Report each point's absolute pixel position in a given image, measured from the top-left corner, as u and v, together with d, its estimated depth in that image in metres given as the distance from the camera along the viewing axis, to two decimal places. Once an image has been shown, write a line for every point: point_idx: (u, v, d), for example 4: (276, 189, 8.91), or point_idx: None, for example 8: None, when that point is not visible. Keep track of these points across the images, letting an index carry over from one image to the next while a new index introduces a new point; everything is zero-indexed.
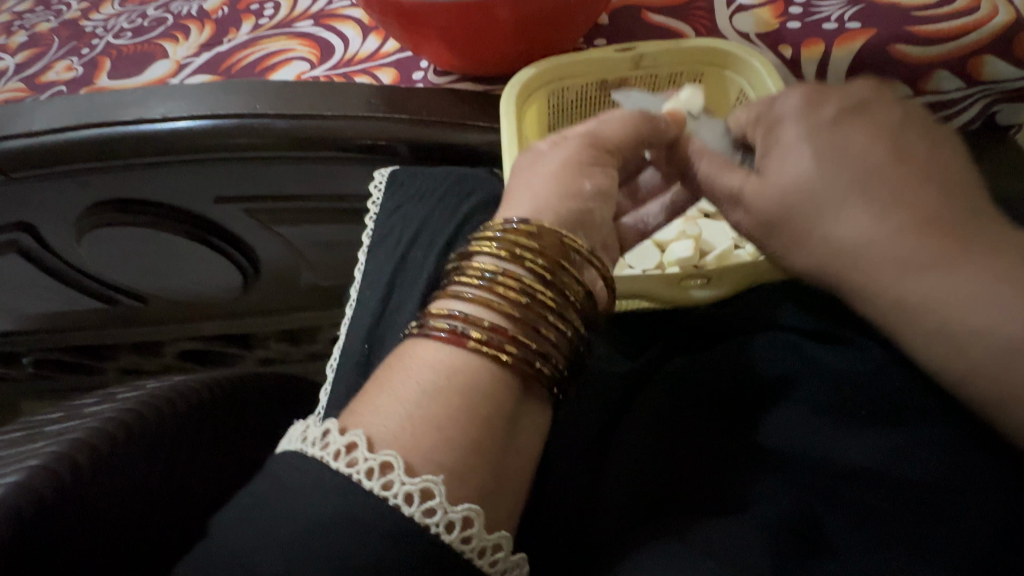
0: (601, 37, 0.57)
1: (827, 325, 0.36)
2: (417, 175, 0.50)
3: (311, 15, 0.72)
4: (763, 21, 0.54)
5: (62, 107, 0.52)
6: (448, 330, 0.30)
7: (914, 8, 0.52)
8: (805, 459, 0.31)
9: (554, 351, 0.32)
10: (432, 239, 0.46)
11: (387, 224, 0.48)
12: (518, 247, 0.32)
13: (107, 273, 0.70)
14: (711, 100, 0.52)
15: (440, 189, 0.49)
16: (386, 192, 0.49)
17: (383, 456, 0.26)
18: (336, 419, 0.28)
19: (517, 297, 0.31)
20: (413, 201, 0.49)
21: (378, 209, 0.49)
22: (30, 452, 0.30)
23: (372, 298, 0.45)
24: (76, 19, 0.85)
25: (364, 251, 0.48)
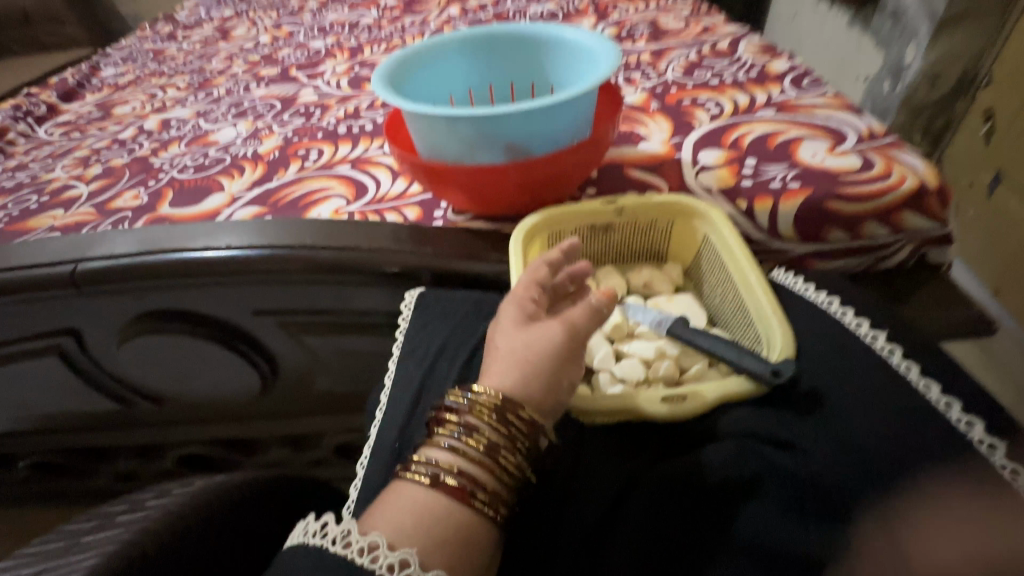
0: (592, 187, 0.70)
1: (779, 429, 0.42)
2: (440, 297, 0.58)
3: (349, 160, 0.87)
4: (722, 178, 0.67)
5: (138, 235, 0.62)
6: (427, 476, 0.37)
7: (841, 173, 0.64)
8: (773, 552, 0.36)
9: (505, 495, 0.39)
10: (454, 352, 0.53)
11: (414, 339, 0.55)
12: (484, 408, 0.40)
13: (134, 376, 0.75)
14: (684, 241, 0.62)
15: (461, 310, 0.56)
16: (414, 311, 0.57)
17: (401, 554, 0.33)
18: (356, 522, 0.35)
19: (483, 450, 0.39)
20: (437, 319, 0.56)
21: (407, 326, 0.57)
22: (72, 566, 0.36)
23: (401, 404, 0.51)
24: (146, 157, 1.01)
25: (395, 360, 0.55)
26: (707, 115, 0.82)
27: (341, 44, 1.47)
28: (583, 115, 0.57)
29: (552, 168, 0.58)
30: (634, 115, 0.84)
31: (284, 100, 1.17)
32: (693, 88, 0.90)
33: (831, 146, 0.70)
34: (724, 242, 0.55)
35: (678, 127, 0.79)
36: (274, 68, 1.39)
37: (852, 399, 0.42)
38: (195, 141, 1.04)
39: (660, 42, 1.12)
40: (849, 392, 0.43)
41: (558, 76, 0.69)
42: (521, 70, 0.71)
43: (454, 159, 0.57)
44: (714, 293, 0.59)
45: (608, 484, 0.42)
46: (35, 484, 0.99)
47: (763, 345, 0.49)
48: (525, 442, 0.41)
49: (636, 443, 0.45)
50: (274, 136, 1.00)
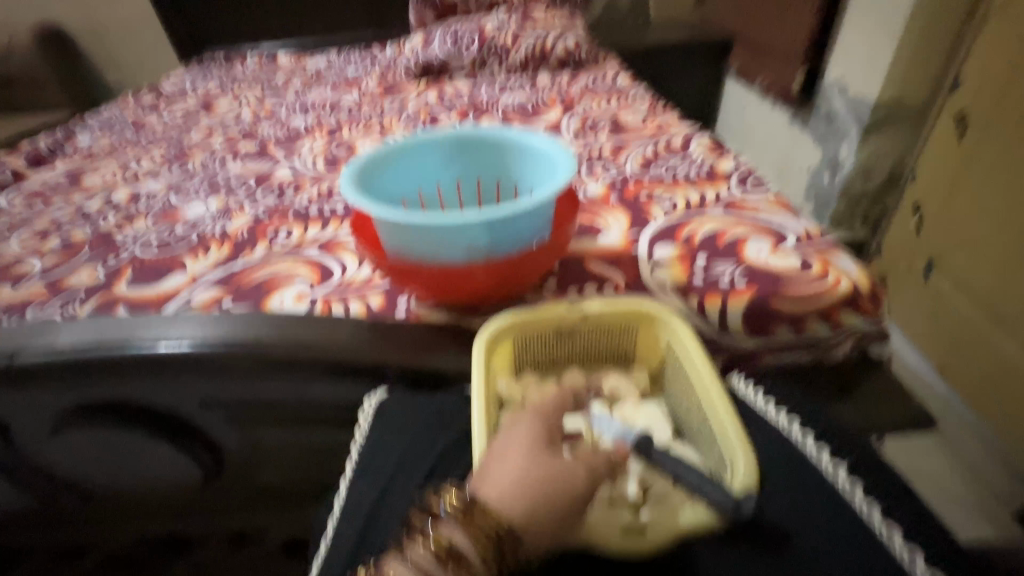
0: (553, 278, 0.72)
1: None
2: (399, 407, 0.60)
3: (318, 242, 0.88)
4: (675, 274, 0.71)
5: (88, 325, 0.60)
6: None
7: (784, 273, 0.69)
8: None
9: None
10: (409, 475, 0.56)
11: (371, 455, 0.58)
12: (483, 535, 0.38)
13: (64, 470, 0.70)
14: (648, 344, 0.61)
15: (419, 425, 0.59)
16: (371, 423, 0.59)
17: None
18: None
19: None
20: (394, 431, 0.58)
21: (364, 440, 0.59)
22: None
23: (353, 529, 0.53)
24: (110, 231, 1.00)
25: (349, 478, 0.57)
26: (662, 210, 0.87)
27: (320, 122, 1.54)
28: (543, 218, 0.60)
29: (513, 266, 0.61)
30: (595, 207, 0.89)
31: (259, 177, 1.20)
32: (649, 183, 0.97)
33: (774, 246, 0.75)
34: (685, 352, 0.55)
35: (635, 221, 0.84)
36: (253, 143, 1.44)
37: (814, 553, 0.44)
38: (163, 216, 1.04)
39: (620, 137, 1.22)
40: (806, 543, 0.45)
41: (521, 175, 0.73)
42: (487, 167, 0.75)
43: (416, 257, 0.59)
44: (679, 400, 0.58)
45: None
46: None
47: (726, 466, 0.48)
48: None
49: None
50: (244, 214, 1.01)
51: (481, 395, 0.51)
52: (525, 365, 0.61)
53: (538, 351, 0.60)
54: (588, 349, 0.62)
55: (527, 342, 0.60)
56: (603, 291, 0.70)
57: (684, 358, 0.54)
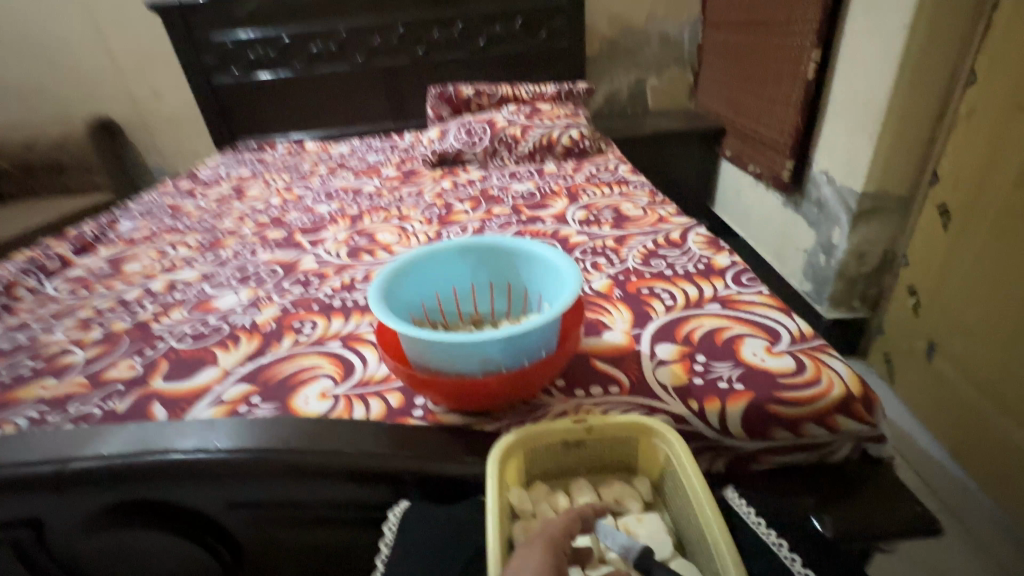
0: (560, 378, 0.77)
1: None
2: (421, 519, 0.61)
3: (340, 336, 0.95)
4: (677, 375, 0.76)
5: (131, 430, 0.65)
6: None
7: (779, 376, 0.73)
8: None
9: None
10: None
11: (394, 571, 0.58)
12: None
13: (87, 568, 0.72)
14: (649, 457, 0.64)
15: (441, 540, 0.59)
16: (396, 533, 0.61)
17: None
18: None
19: None
20: (417, 546, 0.59)
21: (389, 552, 0.60)
22: None
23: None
24: (147, 321, 1.07)
25: None
26: (662, 307, 0.93)
27: (344, 211, 1.66)
28: (551, 332, 0.66)
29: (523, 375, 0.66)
30: (599, 303, 0.95)
31: (287, 266, 1.29)
32: (650, 278, 1.04)
33: (769, 346, 0.79)
34: (682, 468, 0.57)
35: (636, 318, 0.90)
36: (281, 231, 1.55)
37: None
38: (197, 306, 1.12)
39: (621, 229, 1.31)
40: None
41: (530, 282, 0.81)
42: (499, 273, 0.83)
43: (434, 367, 0.65)
44: (680, 513, 0.59)
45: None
46: None
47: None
48: None
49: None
50: (272, 306, 1.09)
51: (496, 510, 0.54)
52: (535, 475, 0.64)
53: (546, 462, 0.63)
54: (593, 460, 0.65)
55: (536, 452, 0.63)
56: (608, 392, 0.74)
57: (682, 474, 0.57)
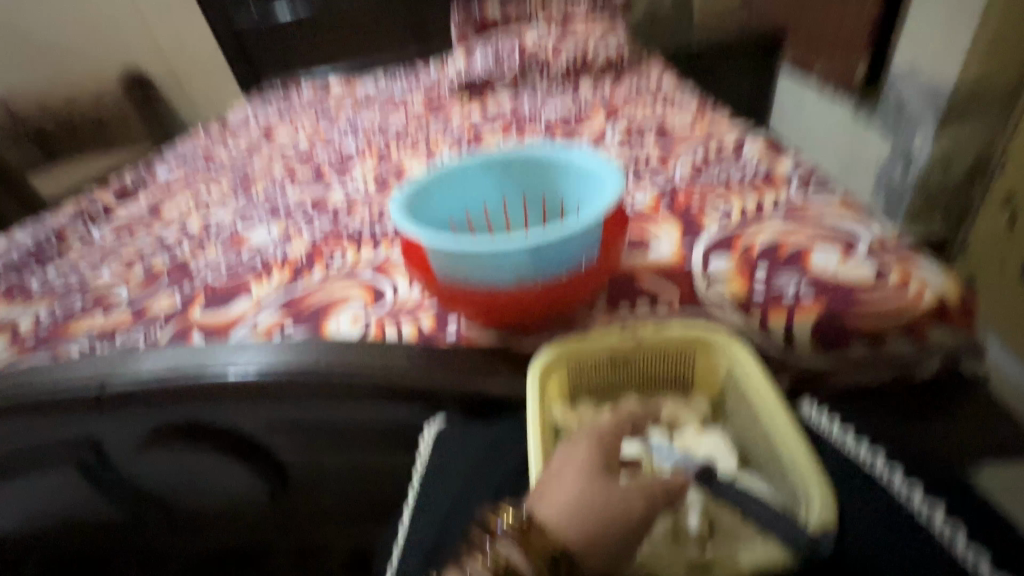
0: (603, 296, 0.71)
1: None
2: (457, 434, 0.63)
3: (371, 264, 0.91)
4: (734, 288, 0.67)
5: (167, 354, 0.65)
6: None
7: (857, 285, 0.64)
8: None
9: None
10: (471, 502, 0.59)
11: (433, 479, 0.61)
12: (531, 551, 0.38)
13: (149, 486, 0.75)
14: (706, 370, 0.58)
15: (478, 453, 0.61)
16: (433, 447, 0.63)
17: None
18: None
19: None
20: (455, 458, 0.61)
21: (427, 463, 0.62)
22: None
23: (416, 557, 0.58)
24: (185, 259, 1.08)
25: (415, 500, 0.61)
26: (716, 219, 0.83)
27: (370, 145, 1.59)
28: (592, 239, 0.60)
29: (563, 287, 0.60)
30: (644, 219, 0.87)
31: (316, 201, 1.26)
32: (701, 191, 0.93)
33: (844, 255, 0.70)
34: (750, 380, 0.52)
35: (687, 232, 0.81)
36: (309, 169, 1.51)
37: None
38: (231, 243, 1.11)
39: (668, 143, 1.18)
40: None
41: (568, 193, 0.73)
42: (533, 184, 0.75)
43: (467, 281, 0.60)
44: (745, 429, 0.54)
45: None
46: None
47: (800, 501, 0.43)
48: None
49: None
50: (303, 239, 1.06)
51: (537, 423, 0.50)
52: (580, 393, 0.60)
53: (593, 378, 0.59)
54: (644, 375, 0.60)
55: (581, 368, 0.58)
56: (657, 308, 0.68)
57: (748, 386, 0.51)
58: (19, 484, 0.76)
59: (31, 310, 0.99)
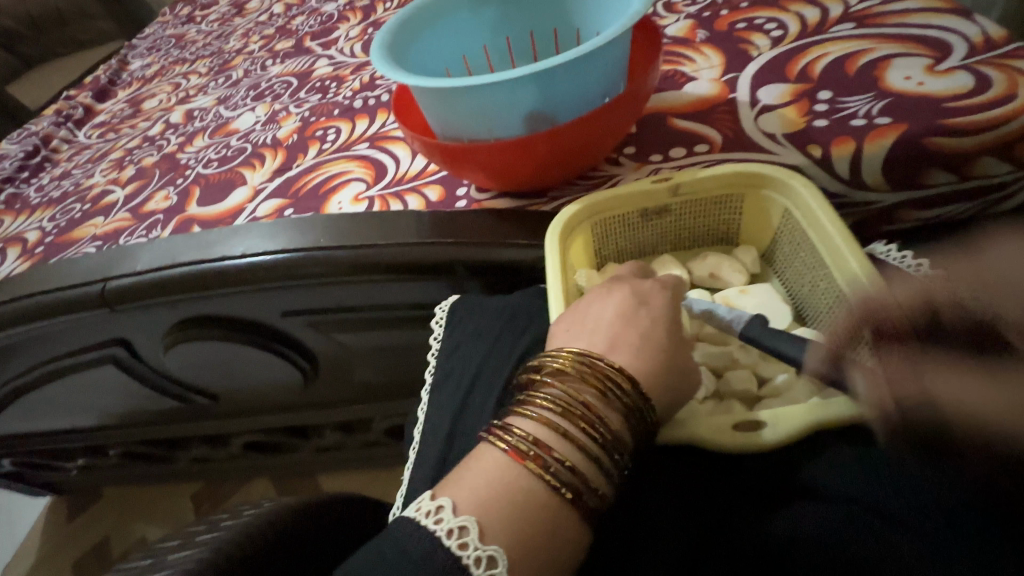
0: (631, 145, 0.61)
1: (887, 498, 0.32)
2: (474, 311, 0.54)
3: (367, 137, 0.81)
4: (789, 121, 0.56)
5: (163, 247, 0.61)
6: (510, 446, 0.35)
7: (947, 99, 0.52)
8: (836, 544, 0.31)
9: (593, 481, 0.35)
10: (489, 382, 0.49)
11: (447, 364, 0.52)
12: (589, 375, 0.38)
13: (189, 377, 0.78)
14: (754, 217, 0.52)
15: (497, 327, 0.52)
16: (447, 328, 0.54)
17: (462, 521, 0.32)
18: (447, 496, 0.34)
19: (576, 423, 0.36)
20: (472, 337, 0.52)
21: (440, 347, 0.53)
22: None
23: (434, 445, 0.47)
24: (174, 153, 1.00)
25: (428, 390, 0.52)
26: (767, 40, 0.68)
27: (352, 4, 1.37)
28: (613, 67, 0.51)
29: (583, 132, 0.52)
30: (678, 49, 0.72)
31: (301, 75, 1.12)
32: (749, 8, 0.74)
33: (931, 64, 0.56)
34: (810, 221, 0.45)
35: (731, 60, 0.67)
36: (289, 41, 1.33)
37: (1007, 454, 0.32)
38: (217, 131, 1.02)
39: None
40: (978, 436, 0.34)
41: (585, 18, 0.60)
42: (541, 12, 0.62)
43: (472, 135, 0.52)
44: (798, 278, 0.49)
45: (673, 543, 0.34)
46: (131, 465, 1.10)
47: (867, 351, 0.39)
48: (625, 427, 0.37)
49: (694, 491, 0.37)
50: (292, 118, 0.95)
51: (560, 284, 0.46)
52: (608, 258, 0.54)
53: (622, 238, 0.53)
54: (680, 231, 0.54)
55: (610, 228, 0.52)
56: (694, 153, 0.58)
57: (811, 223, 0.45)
58: (74, 383, 0.80)
59: (34, 219, 0.96)
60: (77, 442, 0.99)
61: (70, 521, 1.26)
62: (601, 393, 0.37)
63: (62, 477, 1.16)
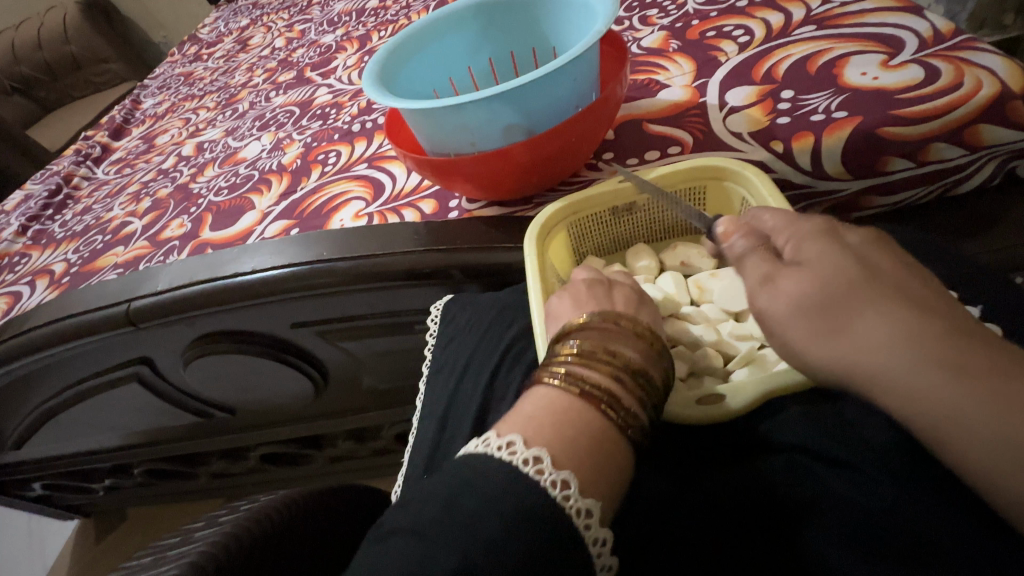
0: (608, 150, 0.65)
1: (838, 448, 0.35)
2: (465, 306, 0.58)
3: (365, 158, 0.86)
4: (754, 119, 0.60)
5: (180, 268, 0.66)
6: (563, 379, 0.38)
7: (899, 91, 0.56)
8: (786, 488, 0.35)
9: (639, 414, 0.37)
10: (480, 369, 0.52)
11: (442, 356, 0.56)
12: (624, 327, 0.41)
13: (207, 392, 0.82)
14: (720, 206, 0.56)
15: (486, 319, 0.56)
16: (441, 324, 0.58)
17: (536, 451, 0.33)
18: (518, 434, 0.35)
19: (620, 363, 0.39)
20: (465, 330, 0.56)
21: (435, 341, 0.58)
22: (185, 551, 0.37)
23: (431, 430, 0.51)
24: (187, 183, 1.06)
25: (425, 380, 0.56)
26: (734, 46, 0.72)
27: (350, 34, 1.43)
28: (582, 79, 0.55)
29: (559, 140, 0.56)
30: (651, 60, 0.76)
31: (303, 104, 1.18)
32: (719, 16, 0.78)
33: (885, 59, 0.60)
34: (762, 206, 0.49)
35: (701, 66, 0.71)
36: (291, 73, 1.40)
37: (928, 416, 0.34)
38: (227, 161, 1.08)
39: None
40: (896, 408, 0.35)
41: (559, 35, 0.65)
42: (518, 35, 0.67)
43: (457, 149, 0.56)
44: None
45: (641, 517, 0.38)
46: (155, 483, 1.14)
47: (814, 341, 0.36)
48: (658, 370, 0.40)
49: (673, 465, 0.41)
50: (295, 145, 1.01)
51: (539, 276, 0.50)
52: (586, 253, 0.59)
53: (597, 233, 0.58)
54: (651, 225, 0.59)
55: (585, 226, 0.57)
56: (667, 155, 0.62)
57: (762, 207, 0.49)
58: (99, 403, 0.85)
59: (60, 252, 1.03)
60: (103, 462, 1.04)
61: (97, 542, 1.30)
62: (639, 340, 0.41)
63: (90, 498, 1.20)
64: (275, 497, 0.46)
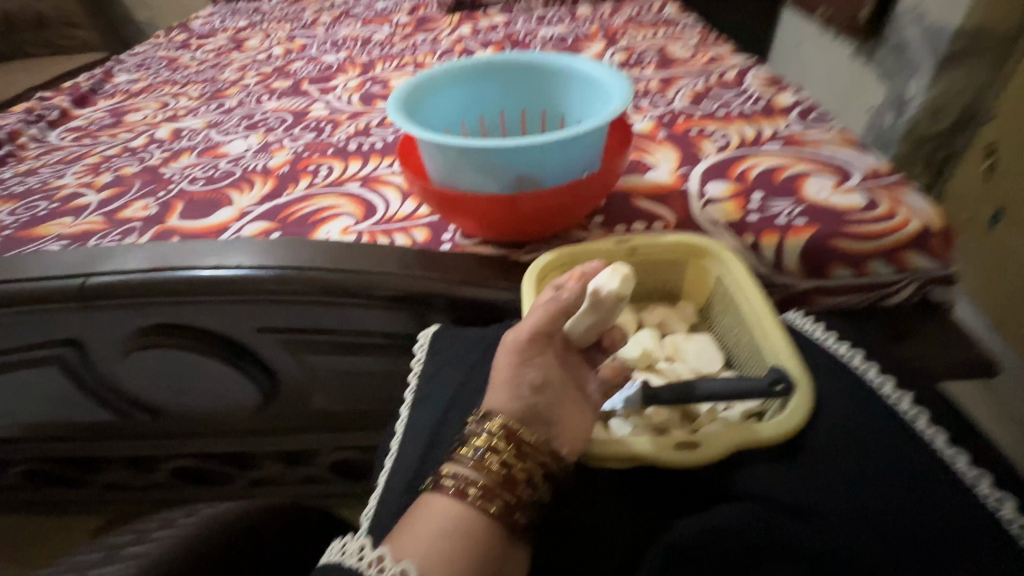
0: (601, 215, 0.71)
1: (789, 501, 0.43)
2: (453, 338, 0.59)
3: (359, 178, 0.87)
4: (729, 212, 0.68)
5: (148, 251, 0.63)
6: (454, 488, 0.39)
7: (848, 211, 0.66)
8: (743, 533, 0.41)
9: (524, 512, 0.40)
10: (466, 402, 0.53)
11: (428, 383, 0.56)
12: (499, 438, 0.42)
13: (135, 388, 0.75)
14: (699, 282, 0.64)
15: (472, 353, 0.57)
16: (428, 352, 0.59)
17: (401, 567, 0.35)
18: (388, 547, 0.37)
19: (502, 472, 0.40)
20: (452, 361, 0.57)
21: (421, 367, 0.58)
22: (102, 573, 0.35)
23: (408, 458, 0.51)
24: (157, 166, 1.01)
25: (408, 405, 0.56)
26: (714, 146, 0.82)
27: (352, 59, 1.47)
28: (592, 148, 0.60)
29: (562, 197, 0.60)
30: (642, 143, 0.84)
31: (296, 114, 1.18)
32: (702, 119, 0.89)
33: (837, 183, 0.71)
34: (738, 285, 0.57)
35: (685, 157, 0.80)
36: (287, 81, 1.40)
37: (852, 459, 0.44)
38: (206, 152, 1.05)
39: (668, 70, 1.06)
40: (830, 450, 0.45)
41: (570, 105, 0.71)
42: (533, 98, 0.73)
43: (468, 186, 0.59)
44: (728, 331, 0.60)
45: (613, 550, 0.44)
46: (31, 488, 1.00)
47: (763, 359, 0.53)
48: (538, 474, 0.42)
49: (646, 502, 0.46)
50: (284, 151, 1.00)
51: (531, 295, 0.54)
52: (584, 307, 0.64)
53: None
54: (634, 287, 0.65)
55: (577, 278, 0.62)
56: (652, 229, 0.68)
57: (736, 288, 0.57)
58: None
59: None
60: None
61: None
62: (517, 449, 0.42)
63: None
64: (216, 512, 0.43)
